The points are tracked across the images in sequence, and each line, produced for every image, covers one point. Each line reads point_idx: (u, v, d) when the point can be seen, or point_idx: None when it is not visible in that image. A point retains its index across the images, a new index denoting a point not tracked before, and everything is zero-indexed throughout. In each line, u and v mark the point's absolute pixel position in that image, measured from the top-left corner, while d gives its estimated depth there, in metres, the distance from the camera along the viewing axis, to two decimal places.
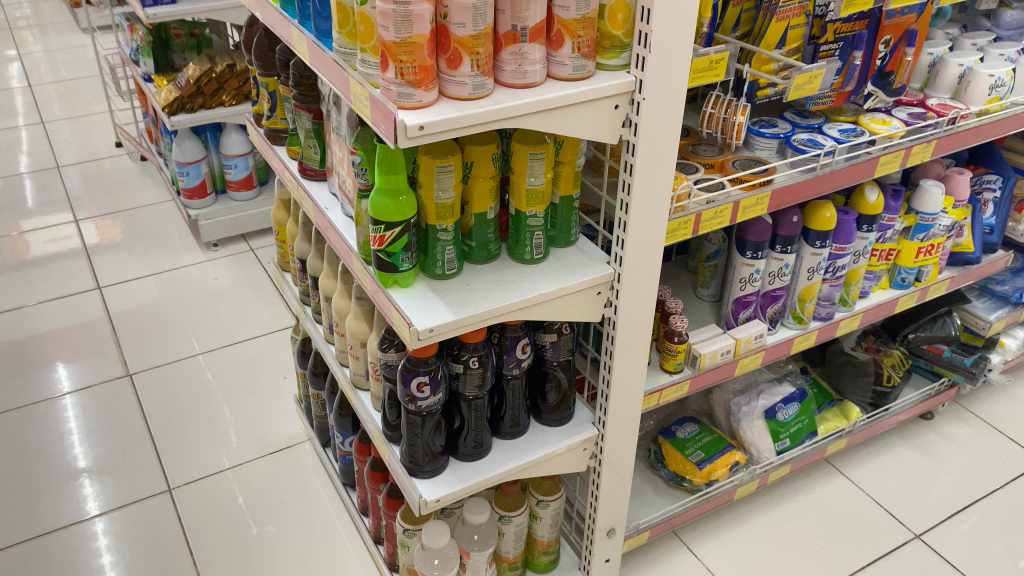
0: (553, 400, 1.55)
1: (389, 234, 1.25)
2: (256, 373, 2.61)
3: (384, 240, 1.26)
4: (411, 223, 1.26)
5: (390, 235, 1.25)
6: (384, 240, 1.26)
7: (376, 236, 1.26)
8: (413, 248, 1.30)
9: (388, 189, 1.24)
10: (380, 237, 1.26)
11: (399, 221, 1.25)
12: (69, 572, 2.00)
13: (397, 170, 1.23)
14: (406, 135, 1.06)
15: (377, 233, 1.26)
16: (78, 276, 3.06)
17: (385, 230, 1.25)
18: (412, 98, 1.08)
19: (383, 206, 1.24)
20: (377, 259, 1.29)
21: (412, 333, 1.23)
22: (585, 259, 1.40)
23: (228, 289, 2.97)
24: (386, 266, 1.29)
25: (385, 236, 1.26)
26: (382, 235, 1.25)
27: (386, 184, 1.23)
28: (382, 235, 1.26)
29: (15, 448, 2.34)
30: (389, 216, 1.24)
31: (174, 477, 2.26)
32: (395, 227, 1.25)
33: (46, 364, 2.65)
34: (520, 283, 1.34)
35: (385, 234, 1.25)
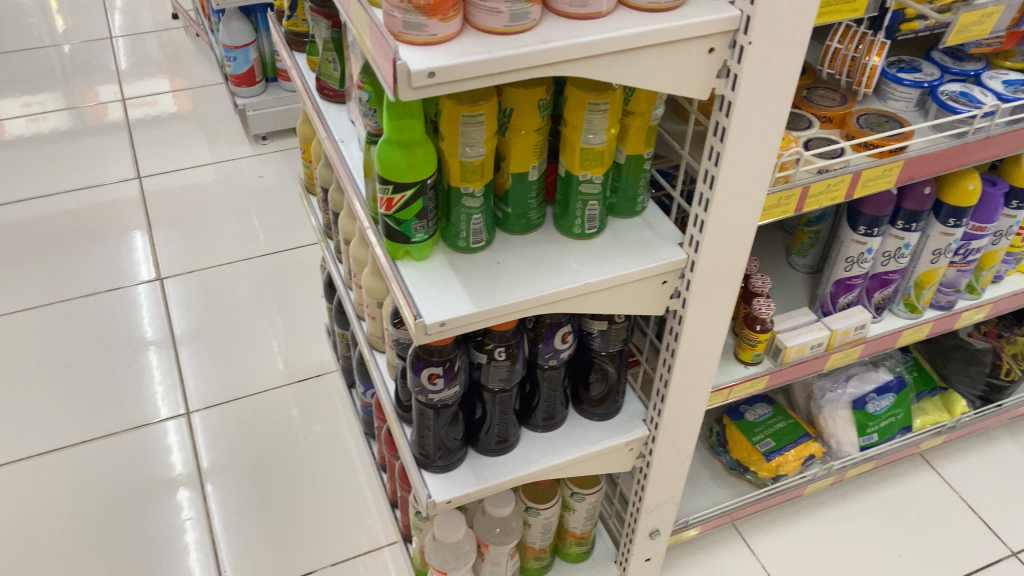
0: (597, 392, 1.29)
1: (399, 198, 0.99)
2: (292, 287, 2.40)
3: (392, 205, 1.00)
4: (428, 185, 1.00)
5: (400, 199, 0.99)
6: (393, 205, 1.00)
7: (383, 198, 1.00)
8: (430, 214, 1.04)
9: (401, 142, 0.97)
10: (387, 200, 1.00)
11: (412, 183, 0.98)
12: (73, 497, 1.86)
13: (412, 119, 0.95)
14: (409, 85, 0.77)
15: (383, 195, 1.00)
16: (120, 161, 2.85)
17: (393, 191, 0.99)
18: (422, 29, 0.78)
19: (392, 164, 0.97)
20: (385, 224, 1.04)
21: (421, 326, 0.99)
22: (650, 238, 1.11)
23: (274, 189, 2.74)
24: (393, 234, 1.04)
25: (393, 200, 1.00)
26: (390, 197, 1.00)
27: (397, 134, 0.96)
28: (391, 198, 1.00)
29: (32, 350, 2.19)
30: (400, 176, 0.98)
31: (193, 401, 2.08)
32: (407, 189, 0.98)
33: (74, 259, 2.47)
34: (564, 265, 1.06)
35: (393, 197, 0.99)
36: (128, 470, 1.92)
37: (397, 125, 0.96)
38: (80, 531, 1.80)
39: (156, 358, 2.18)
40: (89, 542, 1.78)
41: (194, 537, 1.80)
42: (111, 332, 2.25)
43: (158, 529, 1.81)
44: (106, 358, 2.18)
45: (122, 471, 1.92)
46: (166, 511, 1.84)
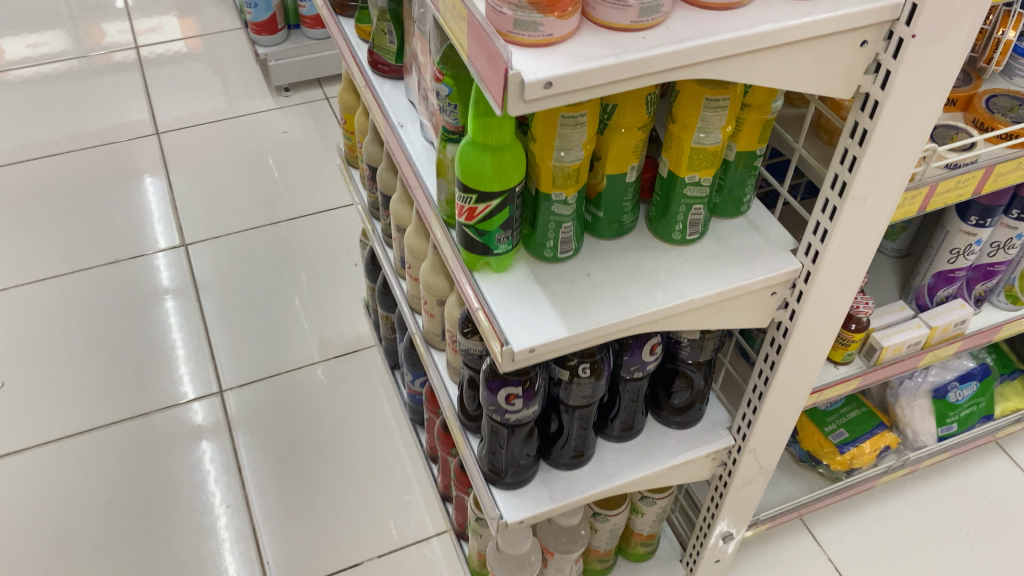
0: (679, 401, 1.19)
1: (483, 208, 0.87)
2: (324, 254, 2.28)
3: (474, 215, 0.88)
4: (515, 192, 0.87)
5: (484, 210, 0.87)
6: (475, 215, 0.88)
7: (464, 208, 0.88)
8: (515, 222, 0.91)
9: (488, 147, 0.84)
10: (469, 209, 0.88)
11: (498, 192, 0.86)
12: (107, 483, 1.77)
13: (502, 121, 0.82)
14: (521, 98, 0.65)
15: (464, 204, 0.88)
16: (135, 115, 2.69)
17: (476, 201, 0.87)
18: (536, 29, 0.65)
19: (477, 171, 0.85)
20: (463, 233, 0.92)
21: (506, 353, 0.87)
22: (758, 244, 0.98)
23: (299, 146, 2.59)
24: (471, 244, 0.92)
25: (476, 210, 0.87)
26: (472, 207, 0.87)
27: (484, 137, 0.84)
28: (473, 208, 0.88)
29: (56, 322, 2.08)
30: (485, 185, 0.85)
31: (226, 379, 1.98)
32: (492, 199, 0.86)
33: (94, 221, 2.34)
34: (664, 278, 0.94)
35: (476, 207, 0.87)
36: (163, 453, 1.83)
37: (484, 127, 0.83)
38: (117, 520, 1.72)
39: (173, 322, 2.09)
40: (125, 532, 1.70)
41: (235, 526, 1.72)
42: (136, 302, 2.14)
43: (195, 518, 1.73)
44: (133, 330, 2.07)
45: (158, 454, 1.83)
46: (202, 498, 1.76)
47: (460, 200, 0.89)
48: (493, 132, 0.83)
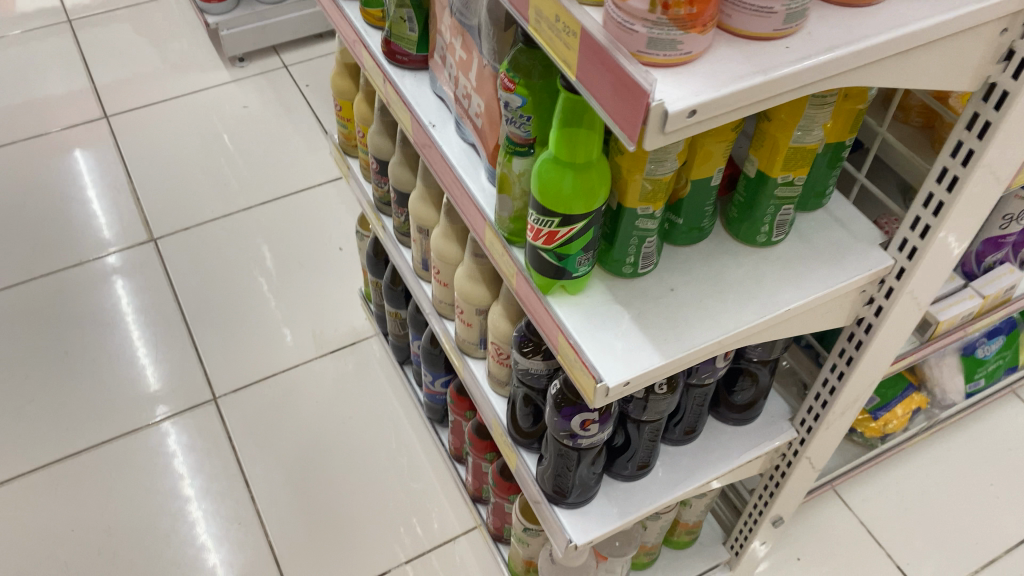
0: (742, 398, 1.12)
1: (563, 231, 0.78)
2: (305, 240, 2.15)
3: (551, 238, 0.79)
4: (600, 212, 0.78)
5: (565, 232, 0.78)
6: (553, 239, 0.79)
7: (539, 230, 0.79)
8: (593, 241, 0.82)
9: (572, 166, 0.74)
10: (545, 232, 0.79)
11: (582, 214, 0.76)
12: (106, 508, 1.67)
13: (590, 138, 0.72)
14: (660, 130, 0.55)
15: (539, 226, 0.79)
16: (79, 98, 2.49)
17: (554, 224, 0.78)
18: (672, 47, 0.55)
19: (559, 193, 0.75)
20: (533, 252, 0.82)
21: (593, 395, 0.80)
22: (845, 240, 0.91)
23: (263, 121, 2.43)
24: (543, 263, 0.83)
25: (554, 233, 0.78)
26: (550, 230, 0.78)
27: (569, 155, 0.73)
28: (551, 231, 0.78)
29: (25, 336, 1.94)
30: (570, 207, 0.76)
31: (218, 384, 1.87)
32: (574, 222, 0.77)
33: (50, 221, 2.18)
34: (753, 289, 0.86)
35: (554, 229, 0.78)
36: (162, 471, 1.73)
37: (568, 144, 0.73)
38: (122, 548, 1.62)
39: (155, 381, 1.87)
40: (132, 561, 1.60)
41: (250, 544, 1.63)
42: (110, 308, 2.00)
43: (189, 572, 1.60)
44: (112, 339, 1.95)
45: (157, 472, 1.73)
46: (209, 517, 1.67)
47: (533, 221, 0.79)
48: (579, 151, 0.73)
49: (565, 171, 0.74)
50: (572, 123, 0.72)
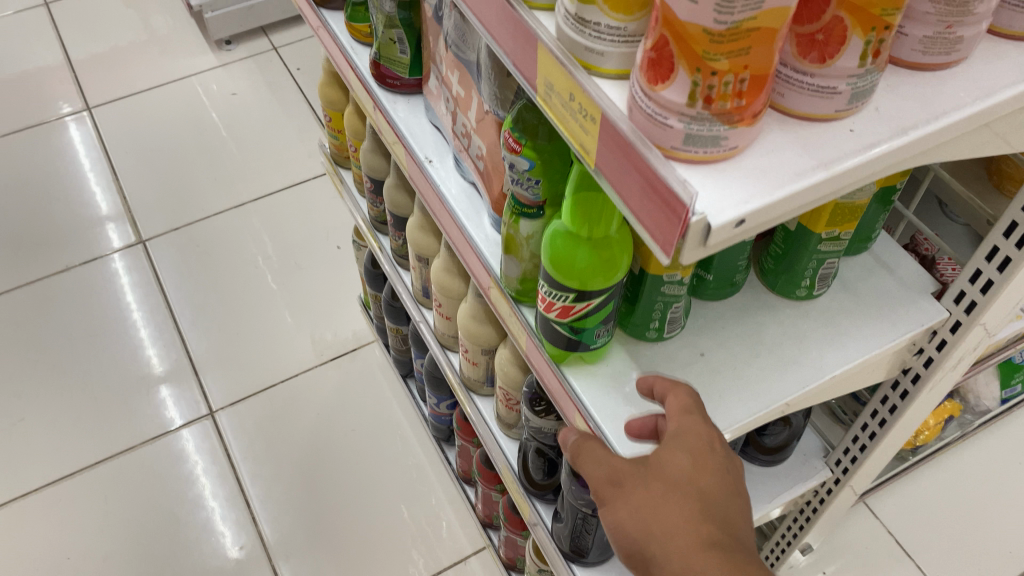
0: (773, 441, 1.04)
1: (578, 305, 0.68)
2: (301, 237, 2.06)
3: (565, 312, 0.69)
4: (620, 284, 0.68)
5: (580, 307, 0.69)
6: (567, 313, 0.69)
7: (550, 303, 0.70)
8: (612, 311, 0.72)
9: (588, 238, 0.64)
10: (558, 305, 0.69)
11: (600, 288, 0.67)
12: (102, 534, 1.60)
13: (608, 209, 0.62)
14: (701, 242, 0.46)
15: (551, 299, 0.69)
16: (59, 88, 2.37)
17: (567, 298, 0.68)
18: (714, 143, 0.45)
19: (572, 268, 0.65)
20: (544, 323, 0.73)
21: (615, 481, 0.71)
22: (895, 289, 0.81)
23: (253, 109, 2.31)
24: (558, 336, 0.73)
25: (568, 307, 0.69)
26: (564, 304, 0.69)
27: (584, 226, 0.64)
28: (565, 305, 0.69)
29: (12, 349, 1.85)
30: (586, 282, 0.66)
31: (215, 396, 1.79)
32: (591, 297, 0.67)
33: (33, 223, 2.07)
34: (794, 353, 0.77)
35: (568, 303, 0.68)
36: (158, 492, 1.65)
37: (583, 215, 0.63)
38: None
39: (167, 392, 1.79)
40: None
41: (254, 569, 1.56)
42: (99, 316, 1.91)
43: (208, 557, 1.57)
44: (101, 350, 1.86)
45: (153, 495, 1.65)
46: (213, 533, 1.60)
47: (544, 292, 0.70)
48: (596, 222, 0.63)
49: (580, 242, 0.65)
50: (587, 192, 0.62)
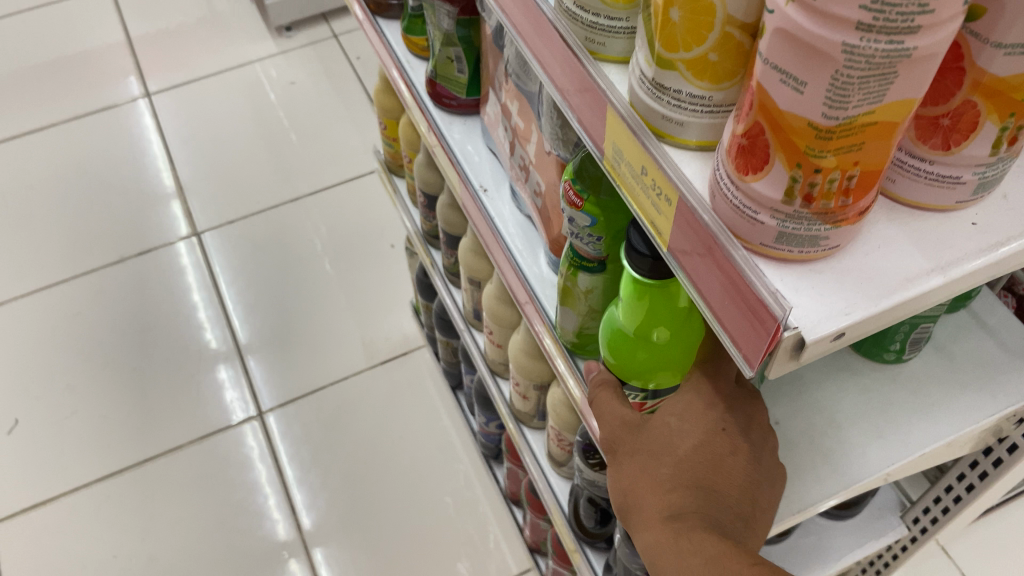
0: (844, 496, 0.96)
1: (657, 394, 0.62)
2: (355, 234, 2.02)
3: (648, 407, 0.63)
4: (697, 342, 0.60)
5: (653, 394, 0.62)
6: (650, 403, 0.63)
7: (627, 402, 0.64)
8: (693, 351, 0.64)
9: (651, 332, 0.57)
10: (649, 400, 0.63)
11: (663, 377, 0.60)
12: (150, 534, 1.60)
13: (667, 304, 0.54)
14: (792, 357, 0.39)
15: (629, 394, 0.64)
16: (120, 74, 2.36)
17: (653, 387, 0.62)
18: (812, 242, 0.38)
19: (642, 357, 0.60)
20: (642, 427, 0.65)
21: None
22: (995, 356, 0.72)
23: (312, 98, 2.28)
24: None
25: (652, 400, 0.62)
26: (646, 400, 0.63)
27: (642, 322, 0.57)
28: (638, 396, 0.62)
29: (67, 338, 1.85)
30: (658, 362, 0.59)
31: (264, 395, 1.77)
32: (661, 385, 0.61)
33: (92, 210, 2.07)
34: (878, 426, 0.69)
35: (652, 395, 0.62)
36: (207, 493, 1.65)
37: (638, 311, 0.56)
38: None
39: (225, 373, 1.80)
40: None
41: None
42: (152, 308, 1.90)
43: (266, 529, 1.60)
44: (154, 343, 1.85)
45: (201, 497, 1.64)
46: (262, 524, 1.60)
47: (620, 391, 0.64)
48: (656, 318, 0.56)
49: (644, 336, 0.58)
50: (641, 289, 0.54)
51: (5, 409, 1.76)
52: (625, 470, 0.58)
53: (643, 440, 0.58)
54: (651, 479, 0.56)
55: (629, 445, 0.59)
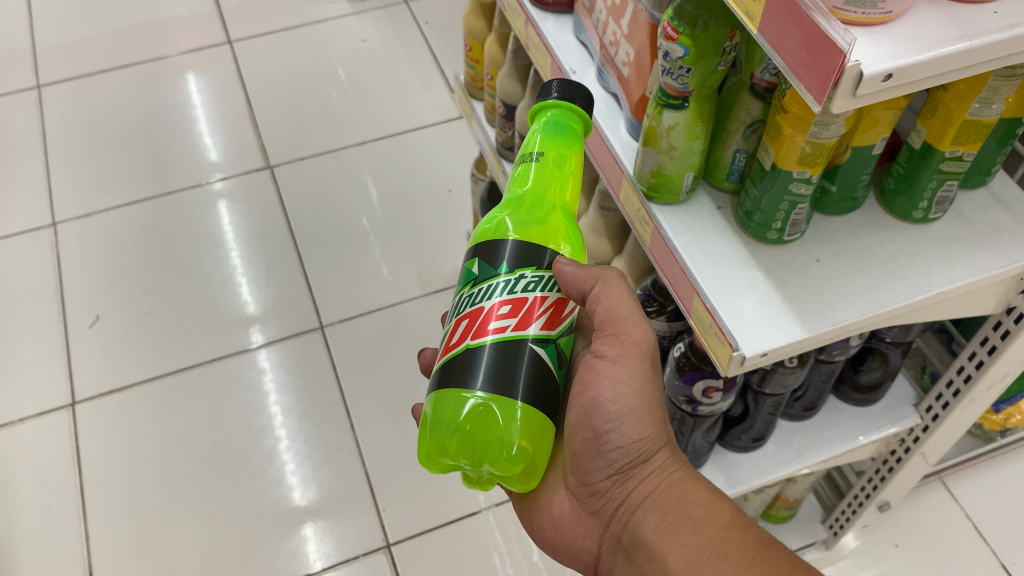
0: (868, 379, 1.09)
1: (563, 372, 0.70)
2: (414, 178, 2.17)
3: (530, 325, 0.67)
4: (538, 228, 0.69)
5: (555, 357, 0.69)
6: (547, 377, 0.67)
7: (503, 300, 0.67)
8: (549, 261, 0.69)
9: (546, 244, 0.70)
10: (553, 378, 0.68)
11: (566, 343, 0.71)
12: (213, 423, 1.74)
13: (567, 175, 0.72)
14: (851, 93, 0.52)
15: (516, 295, 0.67)
16: (206, 22, 2.55)
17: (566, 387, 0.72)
18: (874, 5, 0.52)
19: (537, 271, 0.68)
20: (531, 359, 0.66)
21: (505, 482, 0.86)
22: (1009, 223, 0.85)
23: (381, 56, 2.45)
24: (516, 349, 0.66)
25: (559, 381, 0.69)
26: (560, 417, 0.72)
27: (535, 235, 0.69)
28: (542, 313, 0.68)
29: (146, 249, 2.02)
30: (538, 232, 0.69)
31: (326, 313, 1.91)
32: (563, 353, 0.71)
33: (174, 140, 2.25)
34: (906, 268, 0.81)
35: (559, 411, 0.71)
36: (266, 393, 1.79)
37: (537, 202, 0.70)
38: (225, 461, 1.69)
39: (256, 337, 1.87)
40: (236, 477, 1.67)
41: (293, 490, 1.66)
42: (224, 229, 2.06)
43: (303, 455, 1.71)
44: (224, 260, 2.01)
45: (217, 406, 1.77)
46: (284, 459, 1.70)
47: (494, 296, 0.67)
48: (549, 229, 0.70)
49: (543, 251, 0.69)
50: (541, 169, 0.71)
51: (87, 305, 1.92)
52: (640, 415, 0.74)
53: (651, 389, 0.76)
54: (662, 437, 0.75)
55: (643, 389, 0.74)
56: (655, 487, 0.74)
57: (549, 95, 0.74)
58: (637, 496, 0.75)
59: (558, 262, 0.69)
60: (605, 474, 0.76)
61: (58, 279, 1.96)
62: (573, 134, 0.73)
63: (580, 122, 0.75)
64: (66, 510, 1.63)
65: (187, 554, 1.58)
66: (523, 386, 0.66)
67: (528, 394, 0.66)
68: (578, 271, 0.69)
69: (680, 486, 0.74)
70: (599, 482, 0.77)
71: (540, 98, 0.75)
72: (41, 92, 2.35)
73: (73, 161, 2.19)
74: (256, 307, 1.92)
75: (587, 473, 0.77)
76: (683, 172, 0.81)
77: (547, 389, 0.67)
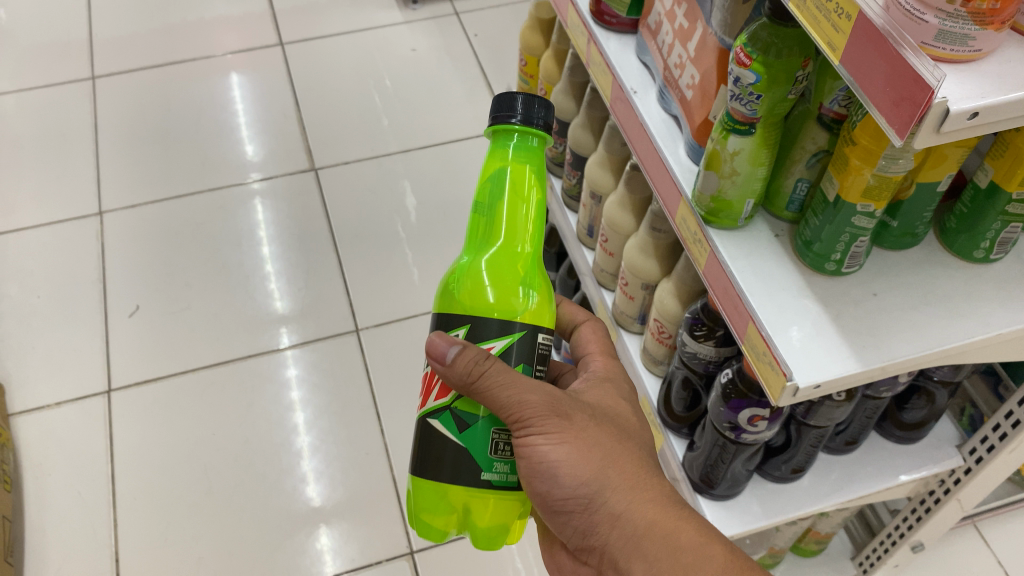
0: (912, 416, 1.08)
1: (468, 435, 0.67)
2: (455, 187, 2.18)
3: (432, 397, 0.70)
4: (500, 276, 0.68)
5: (457, 424, 0.68)
6: (441, 444, 0.67)
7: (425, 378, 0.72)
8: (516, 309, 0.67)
9: (516, 293, 0.68)
10: (450, 443, 0.67)
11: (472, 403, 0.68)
12: (244, 418, 1.76)
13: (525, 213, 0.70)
14: (934, 129, 0.51)
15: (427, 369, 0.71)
16: (259, 24, 2.59)
17: (505, 451, 0.68)
18: (963, 42, 0.52)
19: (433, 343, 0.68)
20: (423, 434, 0.69)
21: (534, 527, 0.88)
22: None
23: (428, 66, 2.47)
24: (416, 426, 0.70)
25: (465, 445, 0.67)
26: (503, 479, 0.68)
27: (503, 284, 0.68)
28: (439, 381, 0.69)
29: (188, 244, 2.04)
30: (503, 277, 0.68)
31: (361, 317, 1.93)
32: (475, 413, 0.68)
33: (221, 138, 2.27)
34: (965, 306, 0.80)
35: (490, 475, 0.68)
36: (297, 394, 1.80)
37: (506, 249, 0.70)
38: (254, 459, 1.70)
39: (285, 337, 1.89)
40: (264, 475, 1.68)
41: (316, 491, 1.67)
42: (265, 227, 2.08)
43: (329, 458, 1.71)
44: (263, 259, 2.02)
45: (249, 403, 1.78)
46: (306, 462, 1.71)
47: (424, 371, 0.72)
48: (519, 274, 0.69)
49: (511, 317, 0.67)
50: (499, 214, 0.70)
51: (129, 294, 1.95)
52: (577, 465, 0.68)
53: (579, 428, 0.70)
54: (611, 475, 0.69)
55: (568, 436, 0.68)
56: (627, 533, 0.69)
57: (511, 115, 0.71)
58: (615, 546, 0.70)
59: (431, 338, 0.65)
60: (576, 528, 0.72)
61: (101, 267, 1.99)
62: (523, 163, 0.71)
63: (541, 141, 0.73)
64: (97, 495, 1.65)
65: (211, 548, 1.59)
66: (423, 464, 0.68)
67: (428, 464, 0.68)
68: (455, 360, 0.63)
69: (653, 520, 0.69)
70: (576, 538, 0.73)
71: (498, 118, 0.72)
72: (95, 83, 2.39)
73: (122, 152, 2.23)
74: (291, 307, 1.94)
75: (561, 531, 0.73)
76: (743, 198, 0.81)
77: (447, 456, 0.67)
